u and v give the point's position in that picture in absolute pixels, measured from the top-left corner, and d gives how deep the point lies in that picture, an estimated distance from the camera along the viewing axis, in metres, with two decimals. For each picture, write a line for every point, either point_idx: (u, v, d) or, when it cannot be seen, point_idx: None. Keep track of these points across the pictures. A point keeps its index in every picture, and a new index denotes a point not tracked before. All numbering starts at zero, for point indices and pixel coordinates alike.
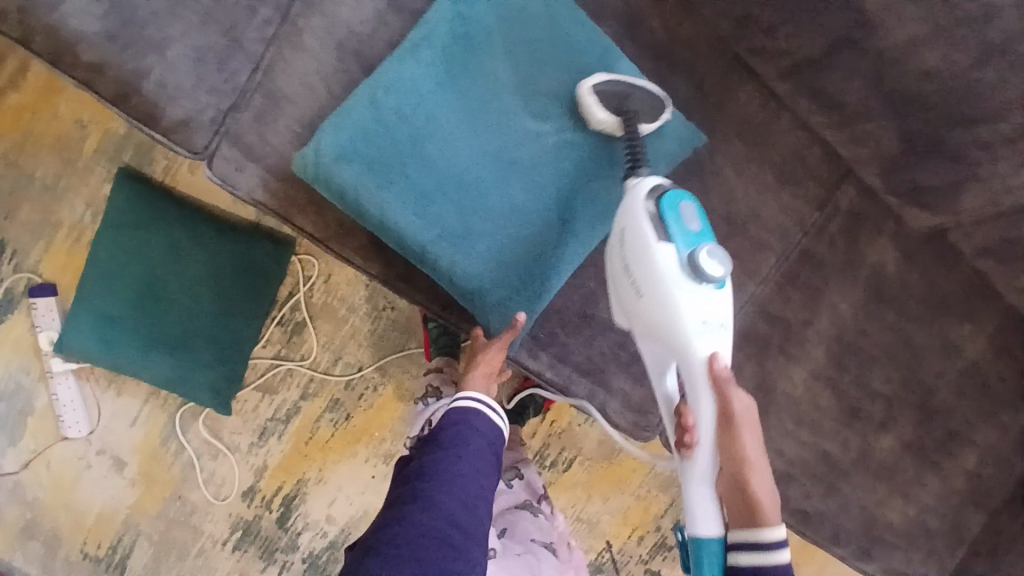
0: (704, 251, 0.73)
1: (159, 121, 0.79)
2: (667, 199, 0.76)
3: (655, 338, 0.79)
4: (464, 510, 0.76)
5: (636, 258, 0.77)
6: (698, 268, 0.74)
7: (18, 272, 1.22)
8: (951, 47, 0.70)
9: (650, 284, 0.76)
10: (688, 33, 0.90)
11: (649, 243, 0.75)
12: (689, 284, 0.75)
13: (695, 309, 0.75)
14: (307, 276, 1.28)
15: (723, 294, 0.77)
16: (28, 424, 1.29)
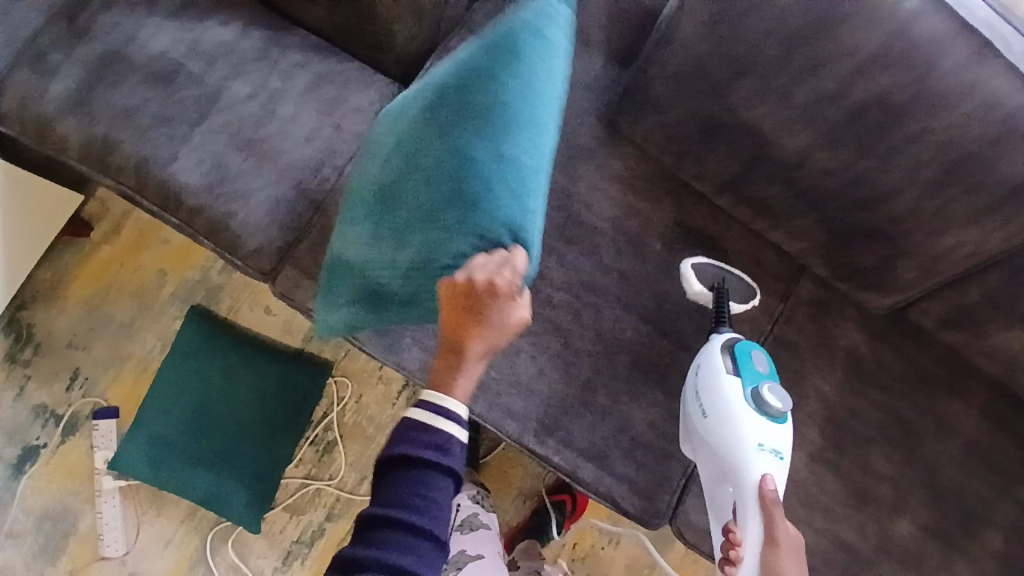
0: (767, 392, 0.91)
1: (239, 248, 1.03)
2: (738, 344, 0.95)
3: (715, 456, 0.93)
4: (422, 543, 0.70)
5: (706, 388, 0.94)
6: (762, 404, 0.90)
7: (86, 398, 1.38)
8: (833, 150, 0.92)
9: (715, 407, 0.92)
10: (652, 165, 1.12)
11: (720, 377, 0.93)
12: (754, 414, 0.90)
13: (756, 438, 0.90)
14: (340, 398, 1.42)
15: (784, 429, 0.92)
16: (68, 547, 1.34)
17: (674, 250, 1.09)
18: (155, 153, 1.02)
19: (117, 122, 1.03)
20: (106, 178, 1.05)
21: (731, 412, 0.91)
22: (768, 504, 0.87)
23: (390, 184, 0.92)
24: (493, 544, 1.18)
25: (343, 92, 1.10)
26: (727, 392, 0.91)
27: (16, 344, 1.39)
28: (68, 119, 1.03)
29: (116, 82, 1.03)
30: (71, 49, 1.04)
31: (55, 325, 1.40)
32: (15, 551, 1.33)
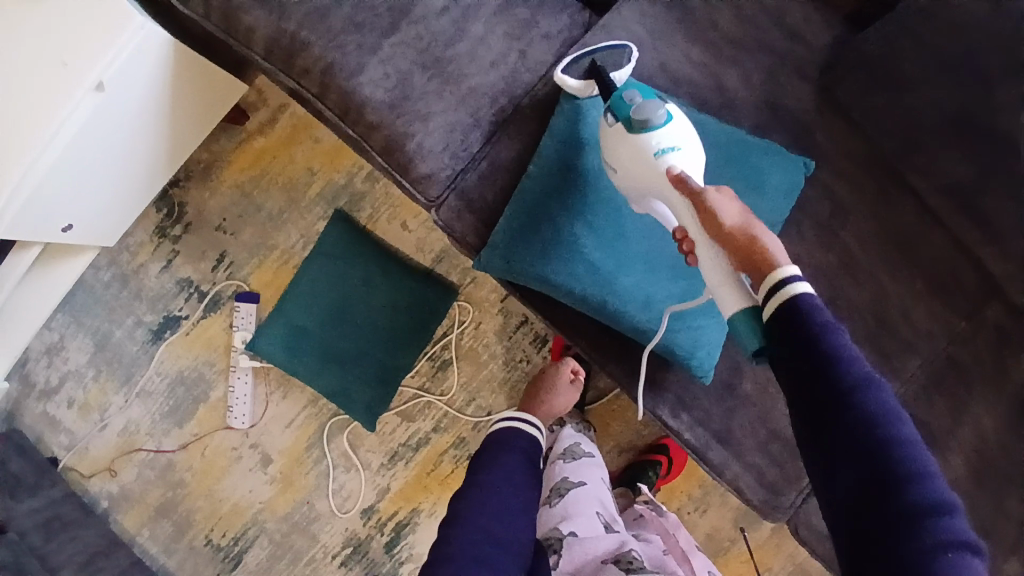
0: (636, 107, 0.84)
1: (409, 172, 1.02)
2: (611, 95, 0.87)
3: (636, 188, 0.86)
4: (501, 516, 0.96)
5: (607, 148, 0.88)
6: (638, 124, 0.83)
7: (230, 280, 1.47)
8: None
9: (615, 154, 0.86)
10: (854, 149, 1.02)
11: (609, 130, 0.88)
12: (642, 134, 0.83)
13: (647, 149, 0.83)
14: (461, 321, 1.45)
15: (678, 127, 0.84)
16: (197, 411, 1.49)
17: (857, 244, 1.01)
18: (343, 60, 0.99)
19: (307, 21, 0.99)
20: (287, 79, 1.02)
21: (627, 154, 0.85)
22: (676, 184, 0.79)
23: (607, 186, 0.99)
24: (595, 473, 1.19)
25: (536, 18, 1.03)
26: (615, 141, 0.86)
27: (167, 219, 1.47)
28: (257, 10, 0.99)
29: None
30: None
31: (206, 205, 1.47)
32: (143, 407, 1.49)
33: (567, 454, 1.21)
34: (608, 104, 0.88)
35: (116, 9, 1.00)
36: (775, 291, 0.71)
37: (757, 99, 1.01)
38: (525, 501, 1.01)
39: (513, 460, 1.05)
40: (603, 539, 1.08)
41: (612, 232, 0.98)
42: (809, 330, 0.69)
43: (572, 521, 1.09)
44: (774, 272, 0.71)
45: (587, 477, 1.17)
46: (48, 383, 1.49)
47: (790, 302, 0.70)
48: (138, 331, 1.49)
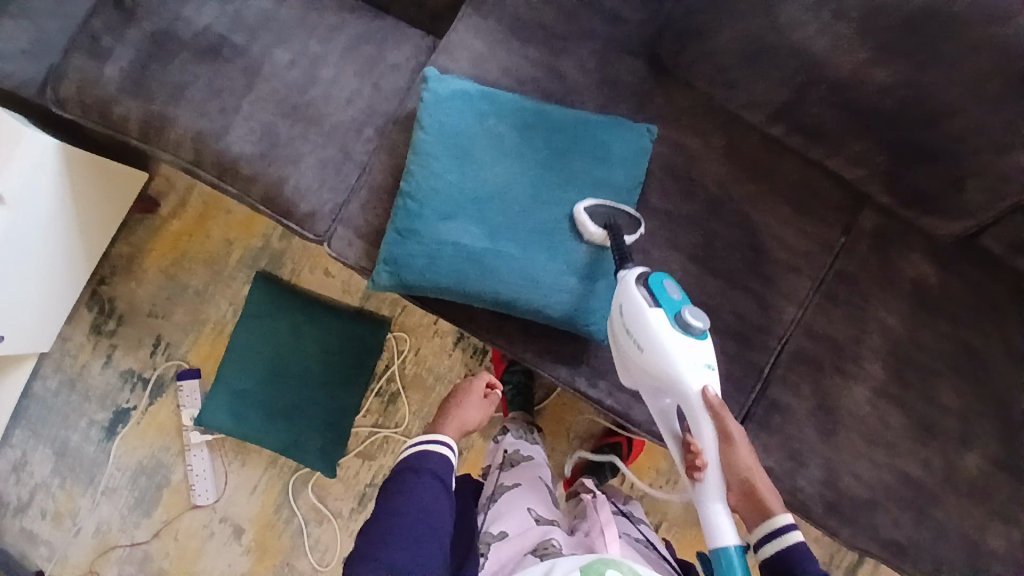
0: (688, 312, 0.85)
1: (294, 213, 1.08)
2: (653, 278, 0.87)
3: (656, 385, 0.87)
4: (404, 545, 0.86)
5: (639, 328, 0.85)
6: (687, 326, 0.84)
7: (170, 360, 1.50)
8: (890, 64, 0.88)
9: (650, 345, 0.85)
10: (695, 103, 1.09)
11: (644, 312, 0.85)
12: (681, 334, 0.85)
13: (689, 358, 0.84)
14: (400, 350, 1.48)
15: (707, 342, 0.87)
16: (163, 496, 1.50)
17: (719, 185, 1.07)
18: (209, 125, 1.05)
19: (170, 98, 1.06)
20: (166, 153, 1.08)
21: (662, 346, 0.84)
22: (716, 404, 0.83)
23: (477, 186, 0.99)
24: (534, 475, 1.17)
25: (381, 52, 1.10)
26: (657, 331, 0.84)
27: (101, 316, 1.52)
28: (126, 100, 1.07)
29: (167, 58, 1.06)
30: (125, 32, 1.08)
31: (136, 296, 1.51)
32: (111, 505, 1.50)
33: (505, 461, 1.20)
34: (646, 285, 0.87)
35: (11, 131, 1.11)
36: (778, 538, 0.82)
37: (595, 80, 1.09)
38: (438, 528, 0.90)
39: (423, 484, 0.94)
40: (530, 531, 1.01)
41: (492, 227, 0.98)
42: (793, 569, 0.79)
43: (497, 518, 1.05)
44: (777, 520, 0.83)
45: (523, 478, 1.15)
46: (18, 499, 1.51)
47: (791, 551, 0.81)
48: (92, 431, 1.51)
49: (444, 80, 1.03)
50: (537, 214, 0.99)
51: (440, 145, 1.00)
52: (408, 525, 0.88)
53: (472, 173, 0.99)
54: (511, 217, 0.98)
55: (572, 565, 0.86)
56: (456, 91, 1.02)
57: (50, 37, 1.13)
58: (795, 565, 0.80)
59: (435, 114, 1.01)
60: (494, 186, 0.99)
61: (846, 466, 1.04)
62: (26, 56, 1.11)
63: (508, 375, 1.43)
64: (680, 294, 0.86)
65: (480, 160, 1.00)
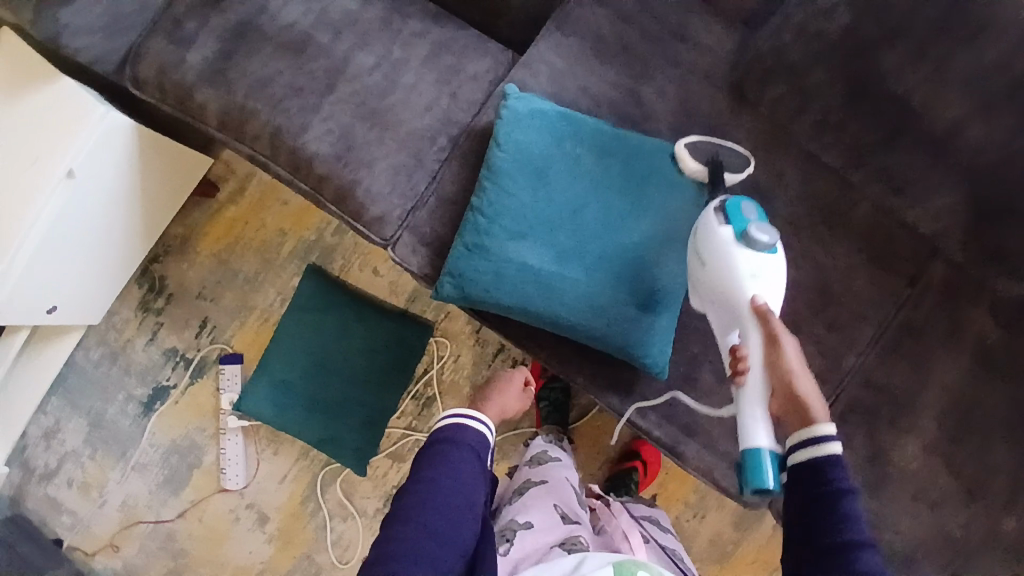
0: (754, 227, 0.86)
1: (363, 216, 1.08)
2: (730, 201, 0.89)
3: (715, 300, 0.90)
4: (440, 510, 0.83)
5: (706, 244, 0.89)
6: (754, 240, 0.86)
7: (214, 343, 1.52)
8: (991, 122, 0.89)
9: (713, 256, 0.88)
10: (773, 142, 1.08)
11: (715, 230, 0.89)
12: (746, 249, 0.86)
13: (749, 266, 0.86)
14: (440, 356, 1.49)
15: (777, 258, 0.87)
16: (193, 477, 1.51)
17: (789, 226, 1.07)
18: (289, 123, 1.06)
19: (251, 91, 1.06)
20: (240, 145, 1.09)
21: (722, 258, 0.87)
22: (762, 313, 0.84)
23: (549, 207, 0.99)
24: (562, 475, 1.14)
25: (462, 63, 1.10)
26: (721, 245, 0.88)
27: (150, 293, 1.54)
28: (206, 87, 1.07)
29: (251, 49, 1.06)
30: (209, 19, 1.08)
31: (186, 277, 1.53)
32: (141, 481, 1.52)
33: (533, 460, 1.18)
34: (723, 208, 0.90)
35: (82, 104, 1.12)
36: (806, 445, 0.76)
37: (674, 110, 1.09)
38: (473, 502, 0.87)
39: (460, 456, 0.91)
40: (556, 526, 1.01)
41: (560, 250, 0.98)
42: (819, 477, 0.73)
43: (522, 511, 1.03)
44: (811, 427, 0.76)
45: (551, 476, 1.13)
46: (46, 466, 1.54)
47: (824, 462, 0.74)
48: (129, 405, 1.53)
49: (524, 98, 1.03)
50: (606, 240, 0.98)
51: (515, 162, 1.00)
52: (446, 490, 0.85)
53: (545, 194, 0.99)
54: (580, 242, 0.98)
55: (604, 560, 0.88)
56: (535, 109, 1.02)
57: (126, 13, 1.09)
58: (825, 476, 0.73)
59: (513, 133, 1.01)
60: (565, 207, 0.99)
61: (891, 520, 1.03)
62: (101, 32, 1.08)
63: (547, 391, 1.42)
64: (755, 214, 0.88)
65: (553, 182, 1.00)
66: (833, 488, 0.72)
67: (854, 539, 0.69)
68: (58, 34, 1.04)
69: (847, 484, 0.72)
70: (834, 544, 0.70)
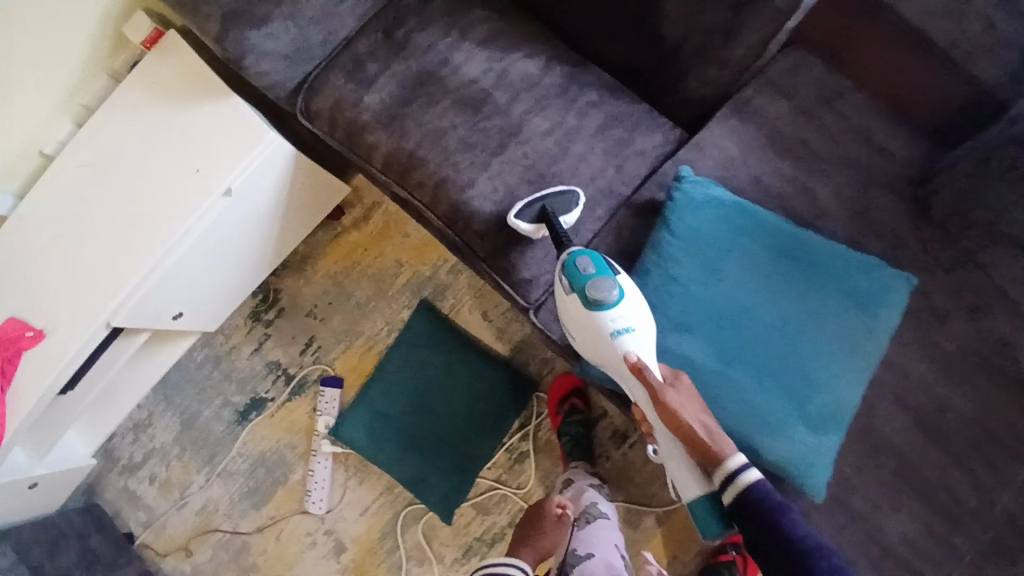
0: (591, 287, 0.89)
1: (511, 276, 1.06)
2: (569, 255, 0.92)
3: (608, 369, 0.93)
4: None
5: (574, 320, 0.93)
6: (594, 300, 0.89)
7: (317, 364, 1.53)
8: None
9: (578, 329, 0.92)
10: (949, 259, 1.04)
11: (567, 297, 0.93)
12: (591, 311, 0.90)
13: (600, 325, 0.90)
14: (539, 412, 1.46)
15: (628, 304, 0.90)
16: (276, 493, 1.52)
17: (957, 351, 1.02)
18: (456, 176, 1.05)
19: (424, 141, 1.06)
20: (400, 189, 1.09)
21: (585, 323, 0.91)
22: (636, 371, 0.87)
23: (715, 303, 0.96)
24: (609, 542, 1.23)
25: (633, 137, 1.08)
26: (575, 315, 0.92)
27: (262, 304, 1.56)
28: (378, 130, 1.08)
29: (430, 99, 1.07)
30: (390, 63, 1.09)
31: (300, 293, 1.55)
32: (224, 487, 1.53)
33: (581, 517, 1.26)
34: (565, 270, 0.93)
35: (252, 126, 1.13)
36: (732, 483, 0.84)
37: (849, 214, 1.05)
38: None
39: None
40: None
41: (723, 349, 0.94)
42: (761, 516, 0.82)
43: None
44: (723, 464, 0.85)
45: (595, 549, 1.21)
46: (131, 459, 1.56)
47: (745, 491, 0.83)
48: (225, 412, 1.55)
49: (700, 184, 1.00)
50: (773, 346, 0.94)
51: (683, 250, 0.98)
52: None
53: (713, 289, 0.96)
54: (744, 345, 0.94)
55: None
56: (710, 197, 0.99)
57: (311, 43, 1.09)
58: (752, 495, 0.83)
59: (686, 220, 0.98)
60: (734, 303, 0.96)
61: None
62: (285, 58, 1.07)
63: (566, 427, 1.40)
64: (589, 269, 0.90)
65: (721, 277, 0.97)
66: (802, 543, 0.80)
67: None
68: (244, 55, 1.03)
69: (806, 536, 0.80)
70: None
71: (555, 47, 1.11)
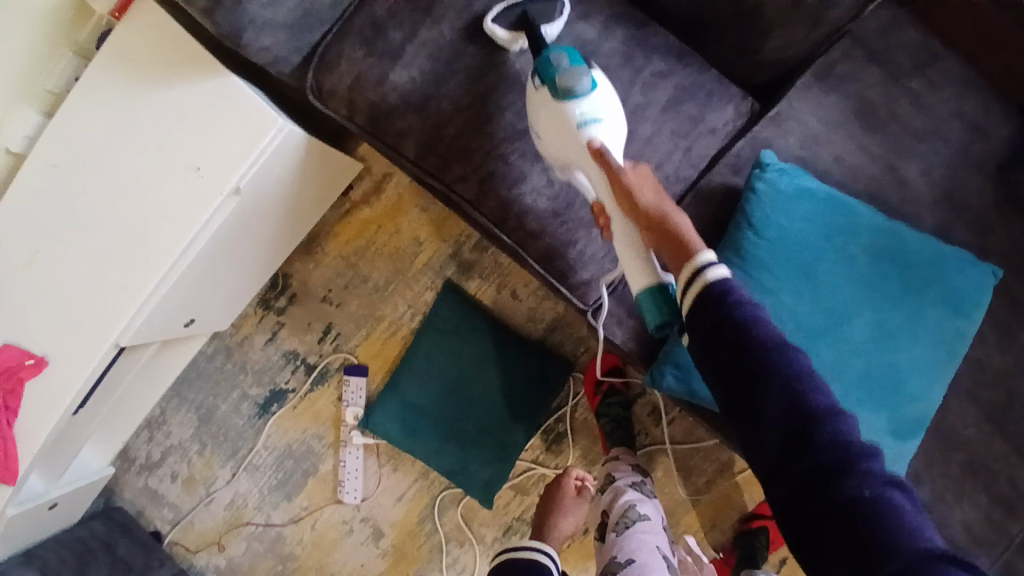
0: (562, 72, 0.77)
1: (567, 279, 0.95)
2: (541, 53, 0.80)
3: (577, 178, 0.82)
4: None
5: (540, 120, 0.81)
6: (563, 90, 0.77)
7: (337, 352, 1.43)
8: None
9: (546, 125, 0.80)
10: None
11: (536, 96, 0.81)
12: (560, 100, 0.78)
13: (569, 117, 0.78)
14: (576, 393, 1.39)
15: (602, 94, 0.79)
16: (307, 484, 1.45)
17: None
18: (506, 169, 0.92)
19: (464, 128, 0.91)
20: (437, 183, 0.95)
21: (549, 116, 0.79)
22: (597, 156, 0.76)
23: (808, 308, 0.86)
24: (652, 546, 1.03)
25: (703, 113, 0.94)
26: (542, 116, 0.80)
27: (272, 291, 1.44)
28: (408, 114, 0.92)
29: (470, 76, 0.91)
30: (417, 30, 0.91)
31: (311, 277, 1.43)
32: (251, 481, 1.46)
33: (619, 523, 1.06)
34: (534, 69, 0.81)
35: (257, 112, 0.96)
36: (692, 280, 0.68)
37: (939, 197, 0.96)
38: None
39: None
40: None
41: (818, 361, 0.86)
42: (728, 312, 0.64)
43: None
44: (691, 260, 0.68)
45: (637, 554, 1.01)
46: (149, 457, 1.49)
47: (706, 289, 0.66)
48: (243, 405, 1.46)
49: (786, 173, 0.90)
50: (869, 355, 0.86)
51: (772, 249, 0.87)
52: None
53: (805, 293, 0.87)
54: (840, 355, 0.86)
55: None
56: (800, 189, 0.89)
57: (318, 7, 0.90)
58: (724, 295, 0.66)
59: (773, 215, 0.88)
60: (828, 307, 0.87)
61: None
62: (289, 29, 0.90)
63: (604, 408, 1.31)
64: (562, 59, 0.77)
65: (813, 279, 0.87)
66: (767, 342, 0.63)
67: (879, 473, 0.56)
68: (241, 30, 0.86)
69: (779, 330, 0.62)
70: (858, 491, 0.56)
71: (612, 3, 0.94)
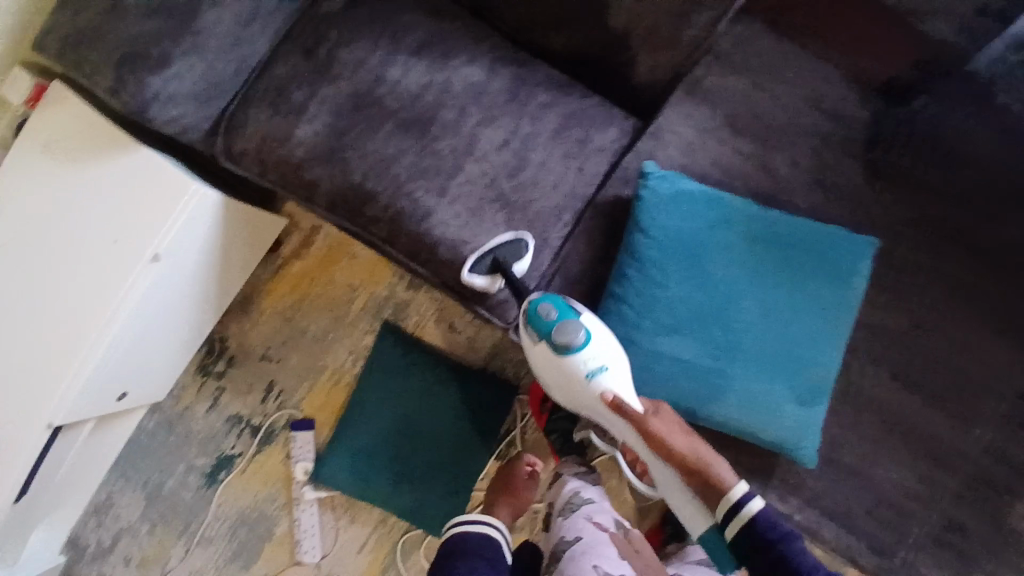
0: (557, 330, 0.87)
1: (487, 300, 1.00)
2: (530, 302, 0.90)
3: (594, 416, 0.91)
4: None
5: (544, 364, 0.91)
6: (561, 347, 0.87)
7: (283, 409, 1.43)
8: None
9: (553, 371, 0.90)
10: (901, 214, 1.07)
11: (535, 348, 0.91)
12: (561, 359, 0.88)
13: (576, 368, 0.88)
14: (522, 414, 1.40)
15: (597, 341, 0.89)
16: (264, 550, 1.42)
17: (924, 302, 1.06)
18: (413, 206, 0.97)
19: (371, 171, 0.97)
20: (353, 225, 1.00)
21: (557, 371, 0.89)
22: (613, 408, 0.86)
23: (700, 298, 0.94)
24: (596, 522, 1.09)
25: (590, 134, 1.02)
26: (548, 364, 0.90)
27: (210, 356, 1.45)
28: (316, 165, 0.98)
29: (372, 124, 0.98)
30: (317, 88, 0.98)
31: (249, 337, 1.44)
32: (206, 555, 1.42)
33: (564, 507, 1.13)
34: (527, 320, 0.90)
35: (170, 178, 1.00)
36: (733, 515, 0.80)
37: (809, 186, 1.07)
38: None
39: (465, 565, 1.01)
40: None
41: (716, 345, 0.93)
42: (769, 543, 0.77)
43: None
44: (727, 494, 0.81)
45: (583, 531, 1.07)
46: (98, 545, 1.43)
47: (749, 523, 0.78)
48: (191, 477, 1.43)
49: (666, 178, 0.98)
50: (763, 332, 0.94)
51: (661, 248, 0.95)
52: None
53: (696, 284, 0.95)
54: (736, 336, 0.94)
55: None
56: (679, 191, 0.98)
57: (221, 76, 0.96)
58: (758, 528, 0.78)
59: (658, 218, 0.96)
60: (719, 293, 0.95)
61: None
62: (195, 99, 0.95)
63: (551, 423, 1.28)
64: (552, 314, 0.88)
65: (701, 271, 0.95)
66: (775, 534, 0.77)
67: None
68: (147, 104, 0.90)
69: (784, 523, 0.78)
70: None
71: (494, 47, 1.03)
